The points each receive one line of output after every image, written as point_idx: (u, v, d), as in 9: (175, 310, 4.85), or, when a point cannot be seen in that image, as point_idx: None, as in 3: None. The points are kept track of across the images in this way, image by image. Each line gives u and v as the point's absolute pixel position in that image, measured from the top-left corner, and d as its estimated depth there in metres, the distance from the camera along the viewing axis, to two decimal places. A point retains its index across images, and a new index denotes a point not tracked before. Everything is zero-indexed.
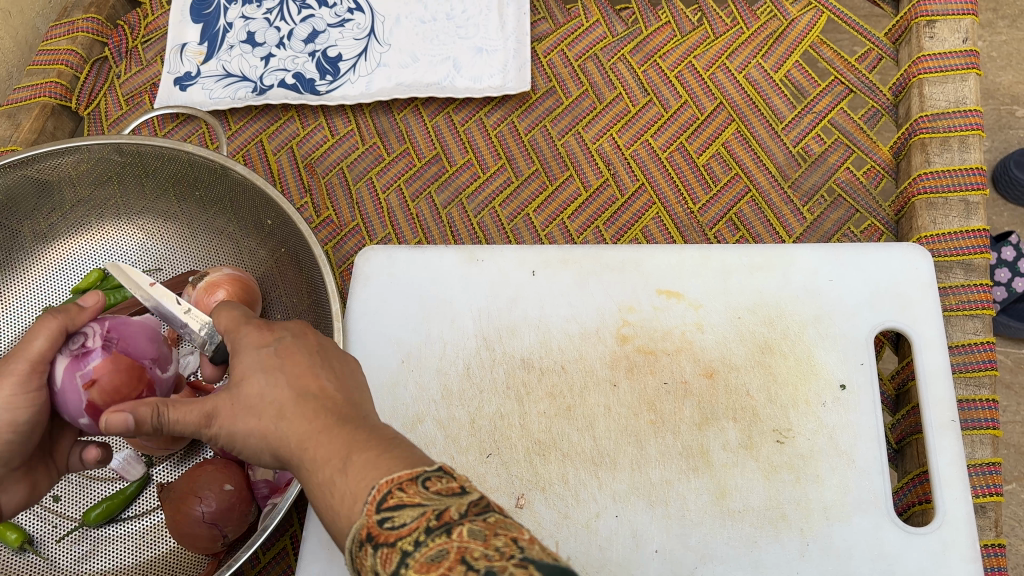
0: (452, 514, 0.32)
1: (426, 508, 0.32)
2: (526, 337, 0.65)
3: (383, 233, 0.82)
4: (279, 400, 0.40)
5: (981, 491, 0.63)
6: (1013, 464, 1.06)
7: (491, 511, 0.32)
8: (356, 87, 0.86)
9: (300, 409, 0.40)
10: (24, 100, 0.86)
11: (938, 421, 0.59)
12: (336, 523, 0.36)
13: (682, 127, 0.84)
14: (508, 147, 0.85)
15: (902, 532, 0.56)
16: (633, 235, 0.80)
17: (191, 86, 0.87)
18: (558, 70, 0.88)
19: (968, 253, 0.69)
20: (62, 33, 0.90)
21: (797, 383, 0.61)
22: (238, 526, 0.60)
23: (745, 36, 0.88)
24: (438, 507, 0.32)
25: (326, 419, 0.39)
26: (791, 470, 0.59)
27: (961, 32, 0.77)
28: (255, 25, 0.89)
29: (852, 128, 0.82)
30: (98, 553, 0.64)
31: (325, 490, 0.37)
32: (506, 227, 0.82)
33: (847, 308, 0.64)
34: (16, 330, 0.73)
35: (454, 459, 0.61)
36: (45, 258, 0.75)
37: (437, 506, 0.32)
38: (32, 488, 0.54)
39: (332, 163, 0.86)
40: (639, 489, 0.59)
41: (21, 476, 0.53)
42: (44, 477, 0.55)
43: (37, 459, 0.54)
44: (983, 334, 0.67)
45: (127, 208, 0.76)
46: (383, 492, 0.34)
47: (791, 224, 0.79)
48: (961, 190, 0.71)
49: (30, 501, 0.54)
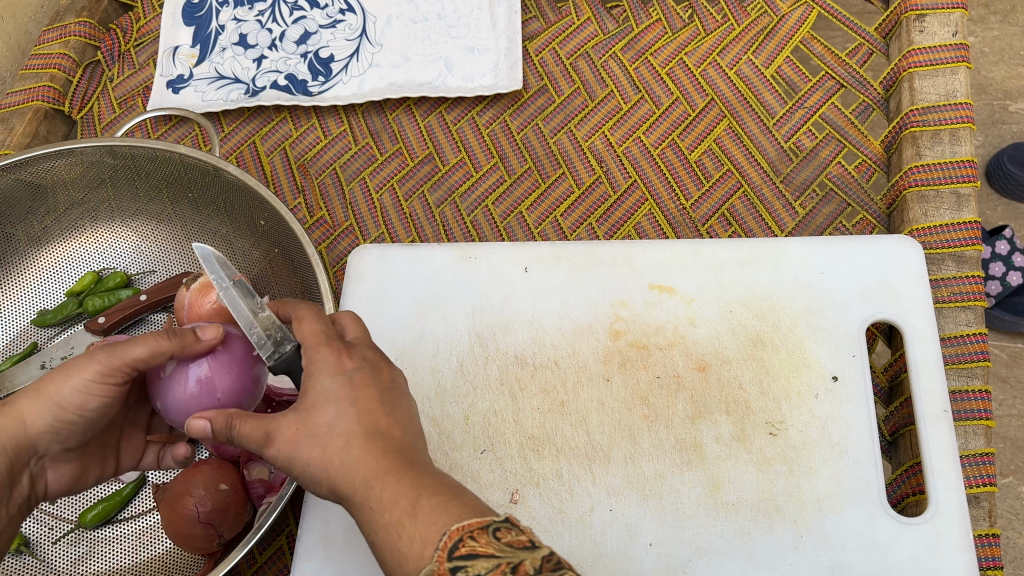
0: (526, 568, 0.34)
1: (501, 560, 0.34)
2: (518, 334, 0.65)
3: (376, 233, 0.82)
4: (347, 433, 0.40)
5: (975, 481, 0.63)
6: (1008, 458, 1.06)
7: (564, 568, 0.34)
8: (348, 87, 0.87)
9: (368, 448, 0.40)
10: (16, 104, 0.86)
11: (930, 411, 0.59)
12: (405, 565, 0.37)
13: (673, 124, 0.85)
14: (500, 146, 0.85)
15: (895, 522, 0.57)
16: (626, 232, 0.80)
17: (183, 89, 0.87)
18: (549, 69, 0.88)
19: (959, 245, 0.69)
20: (54, 38, 0.91)
21: (789, 375, 0.62)
22: (233, 526, 0.60)
23: (735, 32, 0.88)
24: (513, 560, 0.34)
25: (393, 460, 0.39)
26: (784, 461, 0.59)
27: (950, 26, 0.77)
28: (247, 27, 0.89)
29: (843, 123, 0.82)
30: (93, 554, 0.64)
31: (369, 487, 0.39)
32: (499, 225, 0.82)
33: (837, 300, 0.64)
34: (13, 332, 0.74)
35: (447, 456, 0.61)
36: (40, 262, 0.75)
37: (511, 560, 0.34)
38: (77, 473, 0.55)
39: (324, 163, 0.86)
40: (632, 483, 0.59)
41: (71, 459, 0.54)
42: (94, 466, 0.56)
43: (95, 447, 0.55)
44: (975, 325, 0.67)
45: (120, 211, 0.77)
46: (455, 539, 0.35)
47: (783, 218, 0.79)
48: (951, 183, 0.71)
49: (69, 486, 0.55)
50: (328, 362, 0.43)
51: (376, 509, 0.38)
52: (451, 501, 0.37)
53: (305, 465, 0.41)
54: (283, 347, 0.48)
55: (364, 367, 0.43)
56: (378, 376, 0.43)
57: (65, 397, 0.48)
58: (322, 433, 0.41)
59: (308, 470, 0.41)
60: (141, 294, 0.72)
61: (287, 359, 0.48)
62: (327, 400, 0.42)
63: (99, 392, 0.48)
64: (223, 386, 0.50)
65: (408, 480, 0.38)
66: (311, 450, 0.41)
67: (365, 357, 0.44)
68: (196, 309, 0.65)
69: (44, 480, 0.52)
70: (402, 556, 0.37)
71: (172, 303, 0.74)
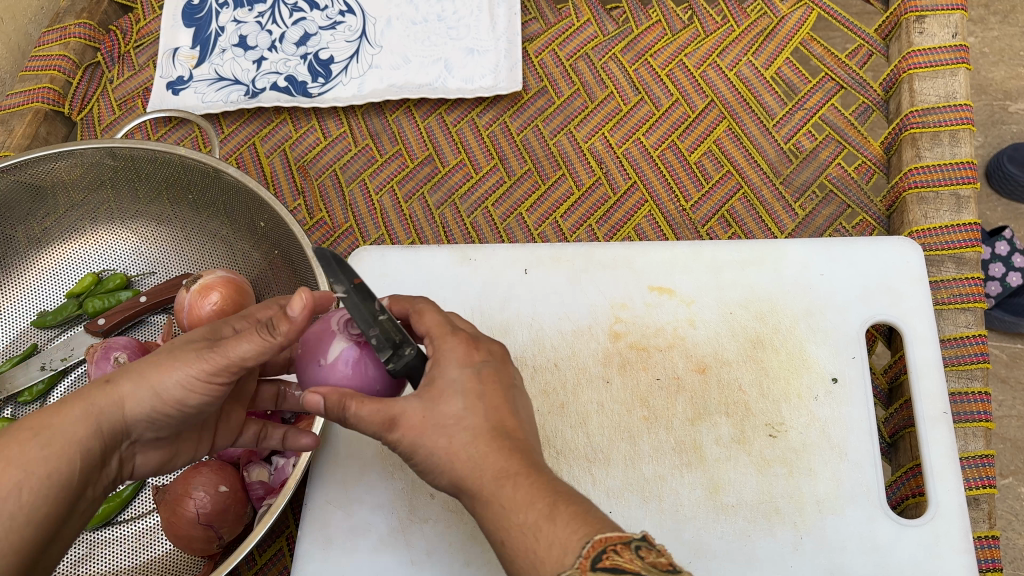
0: None
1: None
2: (518, 336, 0.65)
3: (376, 234, 0.82)
4: (475, 427, 0.41)
5: (974, 483, 0.63)
6: (1007, 458, 1.06)
7: None
8: (348, 89, 0.87)
9: (495, 446, 0.40)
10: (16, 106, 0.86)
11: (929, 413, 0.60)
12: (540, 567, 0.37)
13: (673, 125, 0.85)
14: (500, 147, 0.85)
15: (894, 524, 0.57)
16: (625, 233, 0.80)
17: (183, 90, 0.87)
18: (549, 71, 0.89)
19: (959, 246, 0.69)
20: (54, 39, 0.91)
21: (788, 377, 0.62)
22: (233, 527, 0.60)
23: (735, 34, 0.88)
24: None
25: (521, 461, 0.40)
26: (784, 463, 0.59)
27: (950, 28, 0.77)
28: (247, 28, 0.89)
29: (843, 124, 0.82)
30: (92, 556, 0.63)
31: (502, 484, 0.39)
32: (499, 227, 0.82)
33: (837, 302, 0.64)
34: (13, 334, 0.74)
35: None
36: (40, 263, 0.75)
37: None
38: (166, 455, 0.51)
39: (324, 165, 0.86)
40: (632, 485, 0.59)
41: (162, 445, 0.50)
42: (184, 450, 0.52)
43: (188, 433, 0.52)
44: (975, 327, 0.67)
45: (120, 213, 0.77)
46: (597, 549, 0.36)
47: (782, 220, 0.79)
48: (952, 184, 0.71)
49: (159, 467, 0.51)
50: (460, 352, 0.44)
51: (508, 507, 0.39)
52: (591, 514, 0.38)
53: (429, 452, 0.41)
54: (403, 352, 0.44)
55: (492, 362, 0.44)
56: (503, 374, 0.44)
57: (166, 388, 0.43)
58: (448, 424, 0.41)
59: (432, 458, 0.41)
60: (140, 296, 0.72)
61: (408, 364, 0.44)
62: (455, 390, 0.42)
63: (201, 391, 0.44)
64: (370, 372, 0.48)
65: (542, 482, 0.39)
66: (437, 439, 0.41)
67: (492, 351, 0.45)
68: (196, 312, 0.66)
69: (133, 461, 0.49)
70: (537, 557, 0.37)
71: (171, 305, 0.74)
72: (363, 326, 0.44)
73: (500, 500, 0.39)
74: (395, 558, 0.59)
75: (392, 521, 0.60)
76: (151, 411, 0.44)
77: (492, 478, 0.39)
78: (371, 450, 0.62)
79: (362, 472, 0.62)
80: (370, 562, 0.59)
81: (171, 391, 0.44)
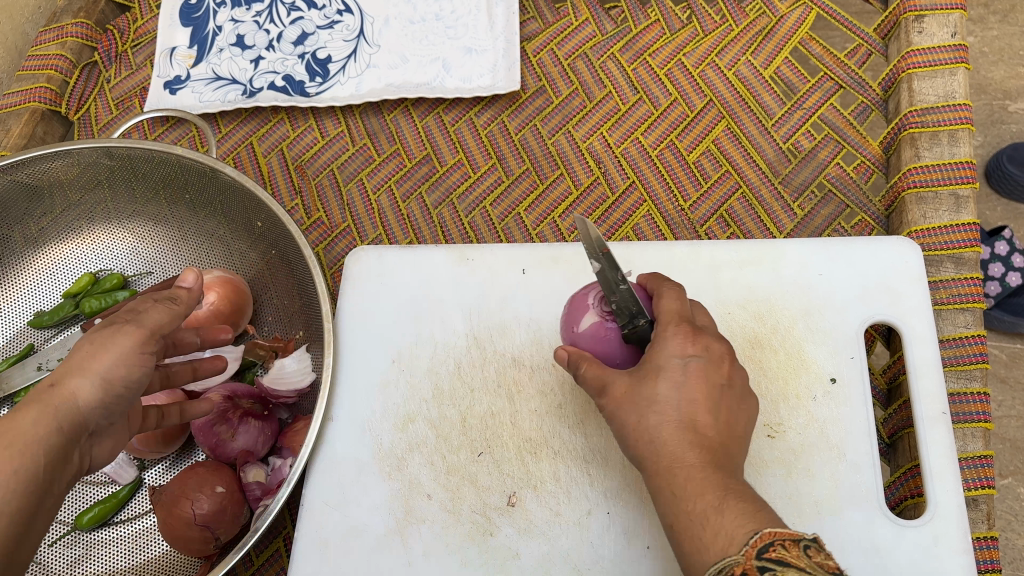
0: None
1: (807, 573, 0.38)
2: (516, 336, 0.65)
3: (373, 234, 0.82)
4: (667, 416, 0.45)
5: (973, 484, 0.63)
6: (1007, 459, 1.06)
7: None
8: (346, 88, 0.86)
9: (680, 437, 0.44)
10: (14, 105, 0.85)
11: (929, 413, 0.59)
12: (704, 553, 0.40)
13: (671, 125, 0.84)
14: (499, 147, 0.85)
15: (893, 525, 0.56)
16: (624, 233, 0.80)
17: (181, 89, 0.87)
18: (548, 70, 0.88)
19: (958, 246, 0.69)
20: (51, 38, 0.90)
21: (787, 377, 0.61)
22: (230, 528, 0.59)
23: (734, 33, 0.88)
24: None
25: (699, 456, 0.43)
26: (783, 464, 0.59)
27: (949, 27, 0.77)
28: (245, 28, 0.89)
29: (842, 123, 0.82)
30: (89, 557, 0.63)
31: (674, 473, 0.43)
32: (497, 227, 0.82)
33: (835, 303, 0.64)
34: (10, 334, 0.73)
35: (444, 458, 0.61)
36: (36, 263, 0.75)
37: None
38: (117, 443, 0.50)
39: (322, 165, 0.86)
40: (630, 486, 0.59)
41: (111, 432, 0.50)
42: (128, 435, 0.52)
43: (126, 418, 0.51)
44: (974, 327, 0.67)
45: (116, 213, 0.76)
46: (766, 541, 0.39)
47: (781, 220, 0.79)
48: (951, 184, 0.71)
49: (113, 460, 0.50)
50: (678, 340, 0.47)
51: (679, 495, 0.42)
52: (759, 511, 0.40)
53: (622, 424, 0.47)
54: (637, 323, 0.51)
55: (702, 357, 0.47)
56: (716, 372, 0.46)
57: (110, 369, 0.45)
58: (643, 403, 0.46)
59: (623, 431, 0.47)
60: (137, 296, 0.72)
61: (640, 333, 0.51)
62: (662, 374, 0.46)
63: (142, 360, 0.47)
64: (613, 344, 0.52)
65: (714, 479, 0.42)
66: (629, 414, 0.46)
67: (710, 348, 0.47)
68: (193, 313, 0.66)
69: (91, 454, 0.47)
70: (702, 543, 0.40)
71: None
72: (607, 292, 0.52)
73: (673, 487, 0.43)
74: (392, 558, 0.58)
75: (389, 521, 0.60)
76: (103, 397, 0.45)
77: (665, 466, 0.44)
78: (368, 451, 0.62)
79: (359, 472, 0.61)
80: (367, 562, 0.58)
81: (114, 370, 0.45)
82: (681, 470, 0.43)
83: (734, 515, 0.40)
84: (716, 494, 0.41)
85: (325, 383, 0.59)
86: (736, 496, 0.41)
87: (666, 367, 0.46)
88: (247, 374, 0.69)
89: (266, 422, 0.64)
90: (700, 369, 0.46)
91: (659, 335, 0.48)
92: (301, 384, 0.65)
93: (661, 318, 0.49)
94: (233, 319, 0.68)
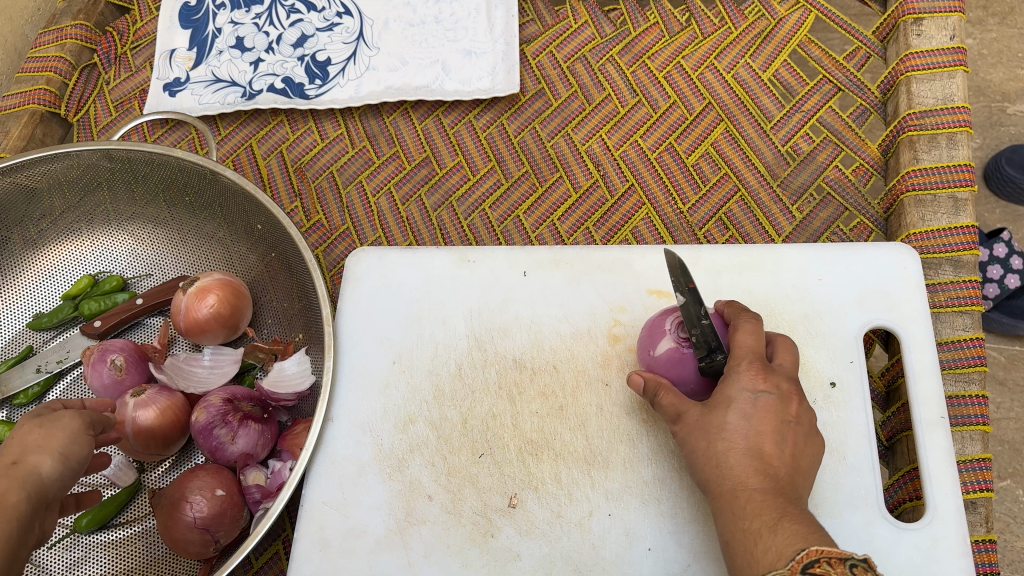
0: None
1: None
2: (517, 338, 0.65)
3: (373, 236, 0.82)
4: (732, 444, 0.49)
5: (972, 486, 0.63)
6: (1005, 461, 1.06)
7: None
8: (346, 90, 0.86)
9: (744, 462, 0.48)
10: (13, 107, 0.85)
11: (928, 417, 0.59)
12: (756, 567, 0.44)
13: (671, 128, 0.84)
14: (498, 149, 0.85)
15: (893, 526, 0.57)
16: (624, 236, 0.80)
17: (180, 92, 0.87)
18: (547, 73, 0.88)
19: (956, 249, 0.69)
20: (51, 40, 0.90)
21: None
22: (230, 531, 0.59)
23: (733, 36, 0.88)
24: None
25: (763, 482, 0.47)
26: None
27: (948, 30, 0.77)
28: (244, 30, 0.89)
29: (841, 126, 0.82)
30: (89, 560, 0.63)
31: (737, 495, 0.47)
32: (497, 229, 0.82)
33: (833, 306, 0.64)
34: (9, 335, 0.73)
35: (445, 460, 0.61)
36: (35, 266, 0.75)
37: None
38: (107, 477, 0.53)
39: (322, 167, 0.86)
40: (631, 488, 0.59)
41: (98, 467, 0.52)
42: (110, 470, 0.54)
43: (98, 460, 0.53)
44: (973, 330, 0.67)
45: (116, 215, 0.76)
46: (811, 557, 0.41)
47: (780, 223, 0.79)
48: (949, 187, 0.71)
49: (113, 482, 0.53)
50: (751, 374, 0.51)
51: (738, 515, 0.46)
52: (812, 533, 0.44)
53: (693, 448, 0.51)
54: (714, 357, 0.54)
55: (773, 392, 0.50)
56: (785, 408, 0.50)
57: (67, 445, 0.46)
58: (712, 429, 0.50)
59: (693, 456, 0.51)
60: (136, 298, 0.72)
61: (716, 367, 0.54)
62: (730, 405, 0.50)
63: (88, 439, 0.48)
64: (686, 372, 0.56)
65: (772, 501, 0.46)
66: (699, 441, 0.51)
67: (779, 385, 0.51)
68: (192, 315, 0.66)
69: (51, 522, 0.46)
70: (754, 558, 0.44)
71: (168, 307, 0.73)
72: (689, 323, 0.56)
73: (733, 507, 0.47)
74: (393, 559, 0.58)
75: (389, 523, 0.60)
76: (62, 472, 0.46)
77: (730, 487, 0.48)
78: (369, 452, 0.62)
79: (360, 473, 0.61)
80: (368, 564, 0.59)
81: (69, 446, 0.47)
82: (742, 492, 0.47)
83: (786, 534, 0.43)
84: (772, 515, 0.45)
85: (325, 386, 0.60)
86: (790, 519, 0.45)
87: (736, 398, 0.50)
88: (245, 377, 0.70)
89: (267, 425, 0.63)
90: (769, 404, 0.50)
91: (732, 368, 0.52)
92: (302, 386, 0.65)
93: (735, 352, 0.53)
94: (233, 321, 0.67)
